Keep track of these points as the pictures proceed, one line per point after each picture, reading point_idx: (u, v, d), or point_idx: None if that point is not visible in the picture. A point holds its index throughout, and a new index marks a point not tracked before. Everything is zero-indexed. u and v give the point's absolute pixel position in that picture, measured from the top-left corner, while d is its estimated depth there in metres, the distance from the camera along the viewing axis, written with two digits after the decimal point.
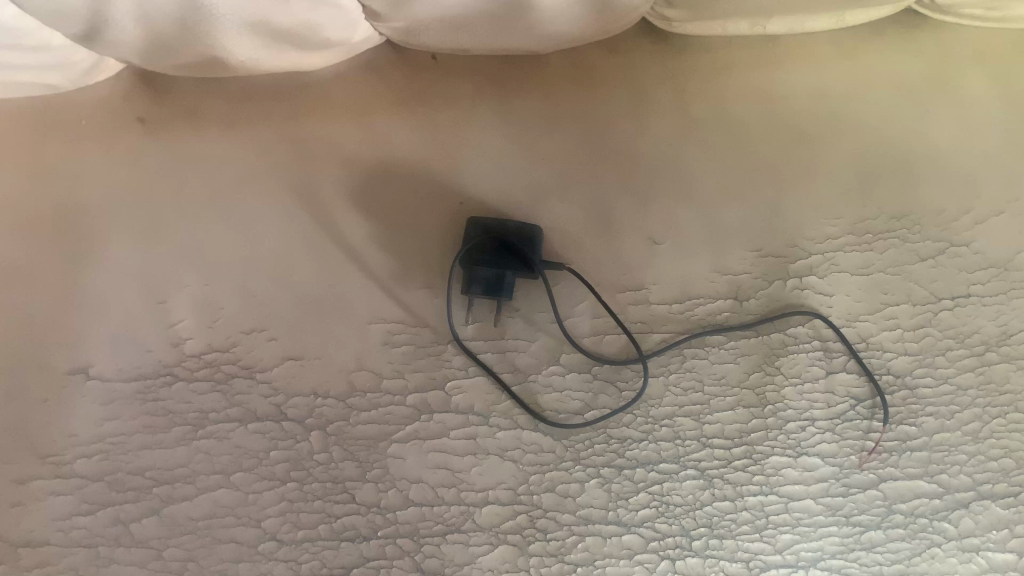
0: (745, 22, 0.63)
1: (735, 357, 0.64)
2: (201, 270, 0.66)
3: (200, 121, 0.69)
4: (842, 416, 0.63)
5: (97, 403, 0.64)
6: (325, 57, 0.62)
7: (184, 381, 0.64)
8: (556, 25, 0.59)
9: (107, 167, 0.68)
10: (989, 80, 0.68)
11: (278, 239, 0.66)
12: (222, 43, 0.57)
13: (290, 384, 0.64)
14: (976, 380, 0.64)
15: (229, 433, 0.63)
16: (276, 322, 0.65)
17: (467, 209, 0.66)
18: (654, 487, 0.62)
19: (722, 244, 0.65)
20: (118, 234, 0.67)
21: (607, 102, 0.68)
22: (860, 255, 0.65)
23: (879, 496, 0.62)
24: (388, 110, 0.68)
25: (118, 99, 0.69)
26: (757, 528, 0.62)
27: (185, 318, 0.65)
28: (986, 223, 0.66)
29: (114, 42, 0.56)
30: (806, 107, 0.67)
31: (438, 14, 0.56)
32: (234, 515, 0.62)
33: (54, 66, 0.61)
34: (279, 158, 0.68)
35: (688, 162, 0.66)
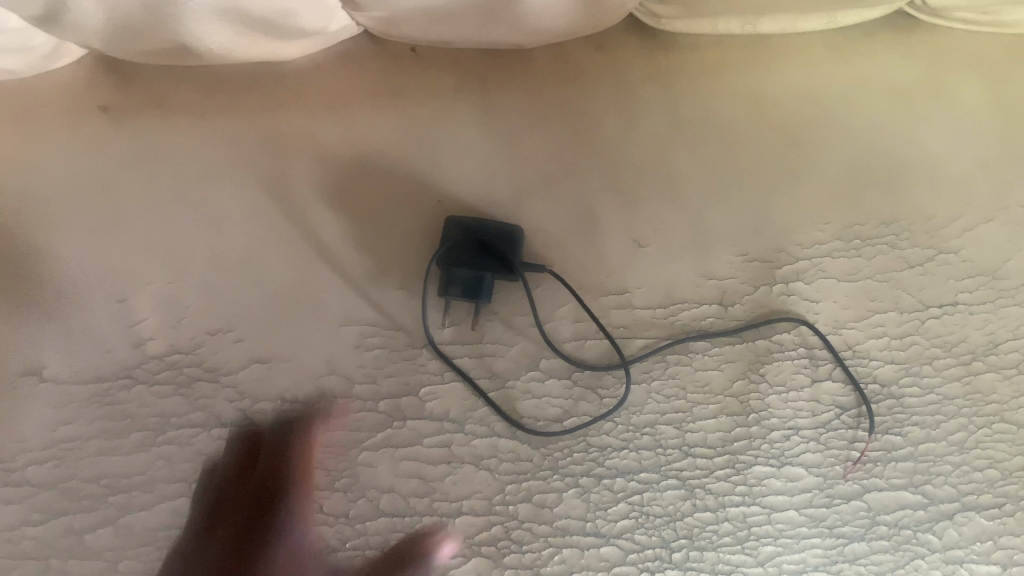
0: (737, 21, 0.61)
1: (718, 364, 0.62)
2: (165, 266, 0.63)
3: (168, 111, 0.65)
4: (827, 425, 0.62)
5: (52, 406, 0.60)
6: (299, 47, 0.59)
7: (145, 384, 0.61)
8: (542, 20, 0.56)
9: (68, 158, 0.64)
10: (982, 85, 0.67)
11: (247, 235, 0.63)
12: (193, 31, 0.54)
13: (257, 388, 0.61)
14: (962, 390, 0.63)
15: (191, 439, 0.60)
16: (243, 323, 0.62)
17: (445, 208, 0.64)
18: (634, 497, 0.60)
19: (708, 248, 0.64)
20: (76, 228, 0.63)
21: (595, 99, 0.65)
22: (847, 262, 0.64)
23: (863, 507, 0.61)
24: (365, 103, 0.65)
25: (81, 86, 0.65)
26: (739, 540, 0.60)
27: (148, 317, 0.62)
28: (975, 230, 0.65)
29: (74, 26, 0.53)
30: (797, 110, 0.66)
31: (421, 5, 0.54)
32: (193, 530, 0.59)
33: (10, 51, 0.57)
34: (249, 151, 0.64)
35: (676, 162, 0.65)
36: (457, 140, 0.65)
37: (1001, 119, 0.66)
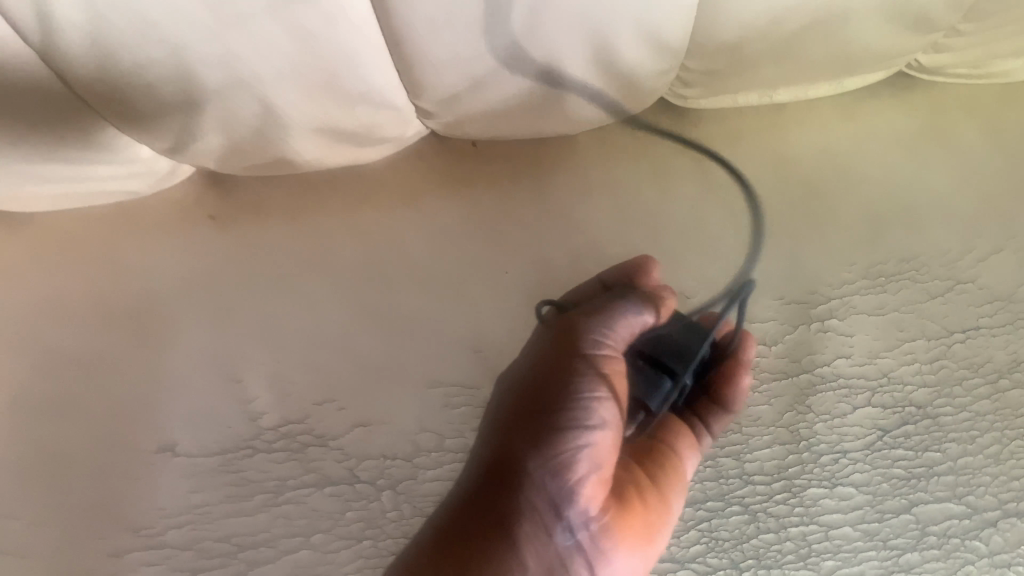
0: (755, 92, 0.69)
1: (768, 399, 0.69)
2: (272, 348, 0.71)
3: (264, 212, 0.74)
4: (871, 447, 0.68)
5: (182, 476, 0.68)
6: (379, 151, 0.69)
7: (263, 453, 0.69)
8: (586, 112, 0.65)
9: (182, 259, 0.73)
10: (981, 128, 0.75)
11: (339, 313, 0.71)
12: (294, 147, 0.64)
13: (360, 448, 0.69)
14: (992, 406, 0.69)
15: (306, 497, 0.69)
16: (344, 392, 0.70)
17: (512, 277, 0.72)
18: (703, 524, 0.68)
19: (748, 295, 0.70)
20: (190, 320, 0.71)
21: (634, 173, 0.74)
22: (874, 297, 0.71)
23: (913, 520, 0.67)
24: (434, 191, 0.74)
25: (189, 199, 0.74)
26: (801, 556, 0.67)
27: (261, 394, 0.70)
28: (988, 260, 0.72)
29: (198, 153, 0.63)
30: (817, 167, 0.74)
31: (483, 110, 0.63)
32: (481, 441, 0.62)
33: (138, 176, 0.66)
34: (337, 242, 0.73)
35: (712, 220, 0.72)
36: (516, 220, 0.73)
37: (1002, 157, 0.74)
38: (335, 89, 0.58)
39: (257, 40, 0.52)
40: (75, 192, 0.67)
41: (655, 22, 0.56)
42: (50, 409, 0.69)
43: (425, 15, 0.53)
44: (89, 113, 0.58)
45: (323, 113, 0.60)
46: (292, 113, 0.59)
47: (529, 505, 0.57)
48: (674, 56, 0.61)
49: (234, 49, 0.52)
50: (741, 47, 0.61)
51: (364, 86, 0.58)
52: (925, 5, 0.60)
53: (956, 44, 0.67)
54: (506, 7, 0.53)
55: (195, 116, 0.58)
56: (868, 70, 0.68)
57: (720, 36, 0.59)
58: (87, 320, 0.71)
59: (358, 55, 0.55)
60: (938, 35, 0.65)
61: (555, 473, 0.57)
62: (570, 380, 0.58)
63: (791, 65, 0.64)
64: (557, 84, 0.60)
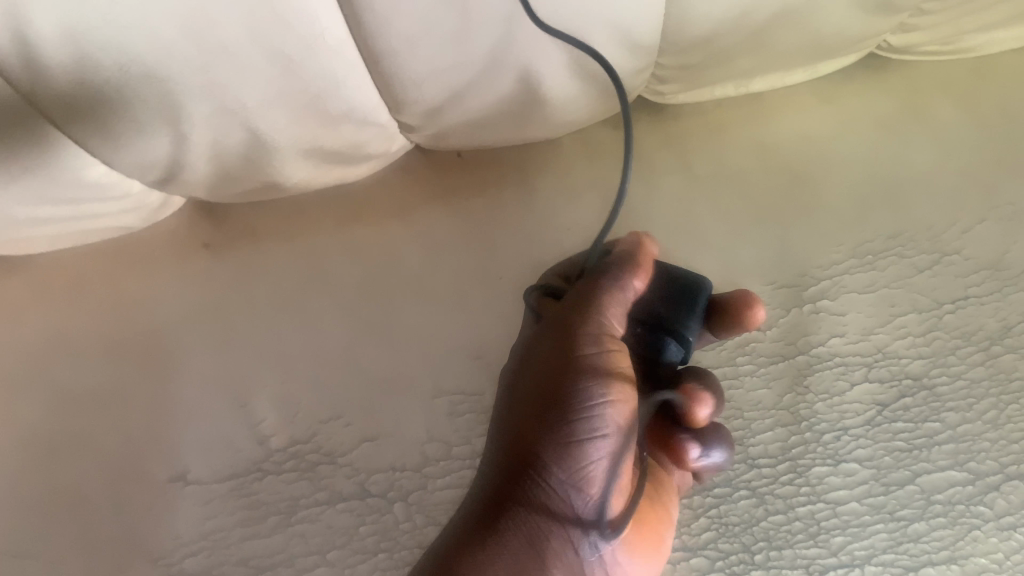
0: (731, 84, 0.70)
1: (767, 382, 0.70)
2: (277, 370, 0.71)
3: (259, 238, 0.76)
4: (871, 422, 0.69)
5: (197, 504, 0.68)
6: (366, 167, 0.70)
7: (274, 474, 0.69)
8: (568, 114, 0.66)
9: (181, 289, 0.74)
10: (955, 105, 0.77)
11: (340, 332, 0.72)
12: (282, 169, 0.65)
13: (370, 463, 0.68)
14: (986, 372, 0.70)
15: (320, 515, 0.68)
16: (350, 409, 0.70)
17: (507, 282, 0.72)
18: (712, 511, 0.68)
19: (739, 282, 0.72)
20: (193, 348, 0.72)
21: (620, 172, 0.75)
22: (864, 276, 0.72)
23: (917, 490, 0.67)
24: (426, 205, 0.76)
25: (184, 229, 0.76)
26: (811, 535, 0.66)
27: (269, 416, 0.70)
28: (972, 231, 0.73)
29: (188, 182, 0.64)
30: (797, 150, 0.76)
31: (466, 118, 0.64)
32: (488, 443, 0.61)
33: (131, 210, 0.67)
34: (334, 260, 0.74)
35: (699, 213, 0.74)
36: (508, 226, 0.74)
37: (978, 131, 0.76)
38: (320, 111, 0.59)
39: (239, 67, 0.53)
40: (70, 231, 0.68)
41: (628, 24, 0.57)
42: (61, 449, 0.69)
43: (403, 32, 0.54)
44: (80, 153, 0.58)
45: (307, 130, 0.60)
46: (277, 135, 0.60)
47: (555, 513, 0.59)
48: (648, 53, 0.62)
49: (215, 78, 0.53)
50: (712, 43, 0.62)
51: (348, 105, 0.59)
52: None
53: (923, 23, 0.68)
54: (481, 18, 0.54)
55: (183, 146, 0.59)
56: (840, 52, 0.69)
57: (693, 33, 0.60)
58: (92, 356, 0.72)
59: (340, 77, 0.56)
60: (904, 16, 0.66)
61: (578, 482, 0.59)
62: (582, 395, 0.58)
63: (763, 55, 0.65)
64: (537, 90, 0.61)
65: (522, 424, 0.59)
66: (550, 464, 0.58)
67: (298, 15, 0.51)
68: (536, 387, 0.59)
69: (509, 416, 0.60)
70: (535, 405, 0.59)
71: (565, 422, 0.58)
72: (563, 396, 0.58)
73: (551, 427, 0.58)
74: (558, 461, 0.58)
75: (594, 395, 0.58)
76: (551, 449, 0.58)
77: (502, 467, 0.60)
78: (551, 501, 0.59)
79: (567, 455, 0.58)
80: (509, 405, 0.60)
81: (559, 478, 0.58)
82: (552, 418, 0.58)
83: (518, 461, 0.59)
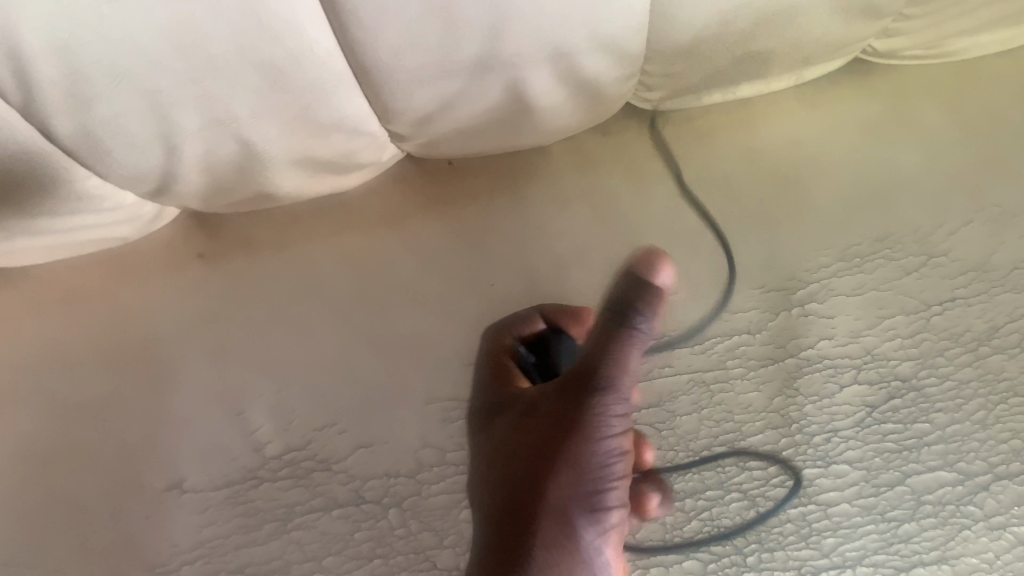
0: (717, 90, 0.71)
1: (757, 385, 0.70)
2: (272, 379, 0.72)
3: (253, 248, 0.76)
4: (861, 424, 0.69)
5: (194, 512, 0.69)
6: (358, 176, 0.71)
7: (269, 482, 0.69)
8: (556, 121, 0.67)
9: (176, 299, 0.75)
10: (940, 109, 0.78)
11: (334, 339, 0.73)
12: (274, 179, 0.65)
13: (364, 470, 0.69)
14: (975, 373, 0.70)
15: (315, 522, 0.68)
16: (345, 416, 0.71)
17: (498, 289, 0.73)
18: (705, 513, 0.68)
19: (728, 287, 0.72)
20: (188, 357, 0.73)
21: (609, 179, 0.76)
22: (852, 279, 0.72)
23: (907, 491, 0.68)
24: (418, 213, 0.76)
25: (179, 240, 0.77)
26: (802, 536, 0.67)
27: (264, 424, 0.71)
28: (958, 233, 0.73)
29: (182, 193, 0.65)
30: (784, 155, 0.77)
31: (455, 127, 0.65)
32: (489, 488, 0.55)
33: (126, 221, 0.68)
34: (327, 269, 0.75)
35: (689, 218, 0.74)
36: (499, 233, 0.75)
37: (962, 134, 0.76)
38: (310, 121, 0.59)
39: (229, 80, 0.54)
40: (66, 242, 0.68)
41: (613, 33, 0.58)
42: (60, 458, 0.70)
43: (391, 42, 0.54)
44: (74, 165, 0.59)
45: (297, 140, 0.61)
46: (268, 146, 0.61)
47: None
48: (633, 60, 0.62)
49: (206, 90, 0.54)
50: (697, 49, 0.63)
51: (337, 115, 0.60)
52: None
53: (906, 28, 0.69)
54: (467, 29, 0.54)
55: (175, 157, 0.59)
56: (825, 57, 0.69)
57: (677, 40, 0.61)
58: (89, 366, 0.73)
59: (329, 87, 0.57)
60: (887, 21, 0.67)
61: (590, 548, 0.53)
62: (594, 457, 0.52)
63: (748, 60, 0.66)
64: (524, 98, 0.62)
65: (521, 484, 0.53)
66: (560, 531, 0.52)
67: (286, 29, 0.52)
68: (534, 447, 0.53)
69: (505, 474, 0.55)
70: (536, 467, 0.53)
71: (575, 484, 0.52)
72: (569, 458, 0.52)
73: (558, 490, 0.52)
74: (569, 527, 0.52)
75: (606, 457, 0.52)
76: (562, 515, 0.52)
77: (501, 531, 0.53)
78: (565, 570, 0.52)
79: (580, 520, 0.52)
80: (505, 463, 0.55)
81: (576, 543, 0.52)
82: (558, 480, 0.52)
83: (524, 529, 0.52)
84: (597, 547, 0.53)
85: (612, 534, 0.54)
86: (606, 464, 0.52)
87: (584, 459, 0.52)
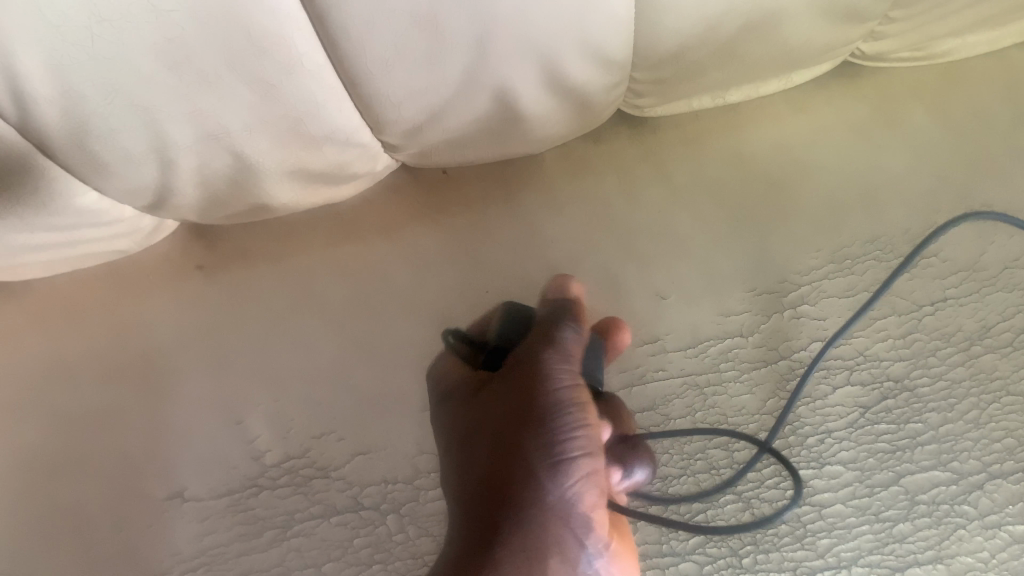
0: (707, 96, 0.72)
1: (749, 388, 0.71)
2: (271, 388, 0.73)
3: (250, 257, 0.77)
4: (854, 425, 0.70)
5: (193, 520, 0.70)
6: (353, 186, 0.71)
7: (269, 490, 0.71)
8: (546, 129, 0.68)
9: (175, 310, 0.75)
10: (929, 110, 0.78)
11: (332, 347, 0.73)
12: (268, 190, 0.66)
13: (362, 477, 0.71)
14: (967, 372, 0.71)
15: (314, 528, 0.70)
16: (342, 423, 0.72)
17: (493, 296, 0.74)
18: (700, 516, 0.68)
19: (721, 290, 0.73)
20: (187, 367, 0.74)
21: (601, 185, 0.77)
22: (843, 280, 0.73)
23: (901, 491, 0.68)
24: (412, 221, 0.77)
25: (177, 251, 0.77)
26: (798, 538, 0.68)
27: (263, 433, 0.72)
28: (948, 233, 0.74)
29: (178, 206, 0.66)
30: (774, 158, 0.77)
31: (446, 136, 0.66)
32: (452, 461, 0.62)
33: (124, 234, 0.69)
34: (323, 279, 0.76)
35: (680, 225, 0.75)
36: (492, 240, 0.76)
37: (950, 134, 0.77)
38: (301, 134, 0.60)
39: (219, 94, 0.55)
40: (66, 256, 0.69)
41: (599, 40, 0.59)
42: (62, 468, 0.71)
43: (381, 54, 0.55)
44: (72, 181, 0.60)
45: (289, 151, 0.62)
46: (261, 157, 0.62)
47: (546, 540, 0.56)
48: (619, 67, 0.63)
49: (197, 104, 0.55)
50: (683, 56, 0.64)
51: (329, 127, 0.61)
52: None
53: (892, 30, 0.70)
54: (454, 40, 0.55)
55: (170, 171, 0.60)
56: (812, 61, 0.70)
57: (662, 46, 0.62)
58: (90, 377, 0.74)
59: (319, 100, 0.58)
60: (873, 24, 0.68)
61: (566, 500, 0.56)
62: (550, 410, 0.56)
63: (735, 67, 0.67)
64: (513, 107, 0.63)
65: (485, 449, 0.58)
66: (532, 495, 0.55)
67: (273, 44, 0.53)
68: (492, 416, 0.58)
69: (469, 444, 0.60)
70: (497, 435, 0.57)
71: (534, 437, 0.56)
72: (529, 419, 0.56)
73: (521, 452, 0.56)
74: (537, 484, 0.55)
75: (562, 409, 0.56)
76: (527, 471, 0.56)
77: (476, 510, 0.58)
78: (540, 528, 0.55)
79: (544, 476, 0.55)
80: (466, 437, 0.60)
81: (546, 500, 0.55)
82: (517, 442, 0.56)
83: (494, 502, 0.56)
84: (573, 498, 0.56)
85: (587, 481, 0.56)
86: (562, 417, 0.56)
87: (542, 416, 0.56)
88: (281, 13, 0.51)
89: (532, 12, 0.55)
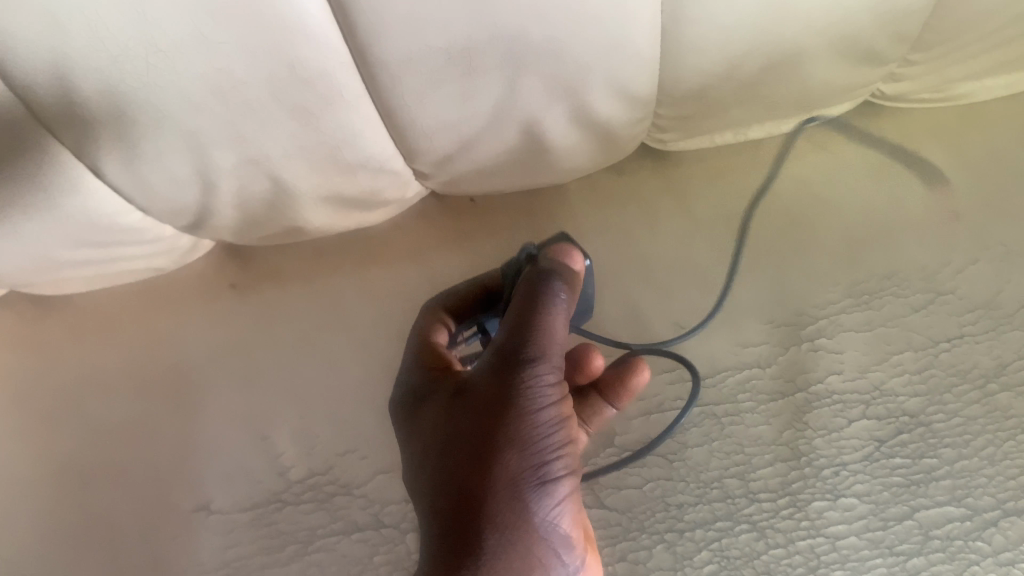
0: (729, 132, 0.74)
1: (766, 419, 0.72)
2: (298, 406, 0.75)
3: (281, 277, 0.79)
4: (869, 458, 0.70)
5: (218, 533, 0.72)
6: (383, 212, 0.74)
7: (293, 505, 0.72)
8: (572, 160, 0.70)
9: (208, 329, 0.78)
10: (946, 152, 0.79)
11: (359, 368, 0.75)
12: (303, 214, 0.69)
13: (384, 494, 0.72)
14: (983, 410, 0.71)
15: (335, 544, 0.70)
16: (365, 442, 0.73)
17: None
18: (714, 544, 0.69)
19: (739, 324, 0.75)
20: (219, 385, 0.76)
21: (625, 217, 0.79)
22: (860, 315, 0.74)
23: (915, 525, 0.68)
24: (439, 245, 0.79)
25: (211, 269, 0.79)
26: (811, 568, 0.68)
27: (288, 449, 0.74)
28: (965, 271, 0.75)
29: (216, 226, 0.68)
30: (793, 194, 0.79)
31: (476, 166, 0.68)
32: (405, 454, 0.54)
33: (162, 252, 0.72)
34: (351, 301, 0.78)
35: (699, 257, 0.77)
36: None
37: (967, 175, 0.78)
38: (338, 161, 0.63)
39: (264, 123, 0.57)
40: (107, 273, 0.72)
41: (624, 77, 0.61)
42: (92, 477, 0.73)
43: (414, 87, 0.58)
44: (117, 200, 0.63)
45: (325, 176, 0.64)
46: (298, 182, 0.64)
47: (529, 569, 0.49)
48: (643, 103, 0.65)
49: (243, 131, 0.58)
50: (705, 94, 0.66)
51: (363, 155, 0.63)
52: (871, 43, 0.64)
53: (911, 73, 0.71)
54: (485, 74, 0.58)
55: (210, 193, 0.63)
56: (833, 100, 0.72)
57: (684, 84, 0.64)
58: (122, 392, 0.76)
59: (357, 129, 0.60)
60: (892, 66, 0.69)
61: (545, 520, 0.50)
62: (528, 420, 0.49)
63: (756, 104, 0.69)
64: (542, 140, 0.65)
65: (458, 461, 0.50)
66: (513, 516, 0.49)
67: (315, 75, 0.55)
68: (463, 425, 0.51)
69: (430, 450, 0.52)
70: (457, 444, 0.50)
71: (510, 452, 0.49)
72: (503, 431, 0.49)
73: (495, 469, 0.49)
74: (516, 504, 0.49)
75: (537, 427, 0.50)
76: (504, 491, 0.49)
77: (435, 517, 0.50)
78: (519, 558, 0.48)
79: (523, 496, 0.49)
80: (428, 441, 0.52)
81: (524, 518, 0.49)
82: None
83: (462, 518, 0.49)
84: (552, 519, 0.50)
85: (567, 505, 0.51)
86: (543, 430, 0.50)
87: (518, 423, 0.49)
88: (324, 47, 0.53)
89: (561, 51, 0.57)
